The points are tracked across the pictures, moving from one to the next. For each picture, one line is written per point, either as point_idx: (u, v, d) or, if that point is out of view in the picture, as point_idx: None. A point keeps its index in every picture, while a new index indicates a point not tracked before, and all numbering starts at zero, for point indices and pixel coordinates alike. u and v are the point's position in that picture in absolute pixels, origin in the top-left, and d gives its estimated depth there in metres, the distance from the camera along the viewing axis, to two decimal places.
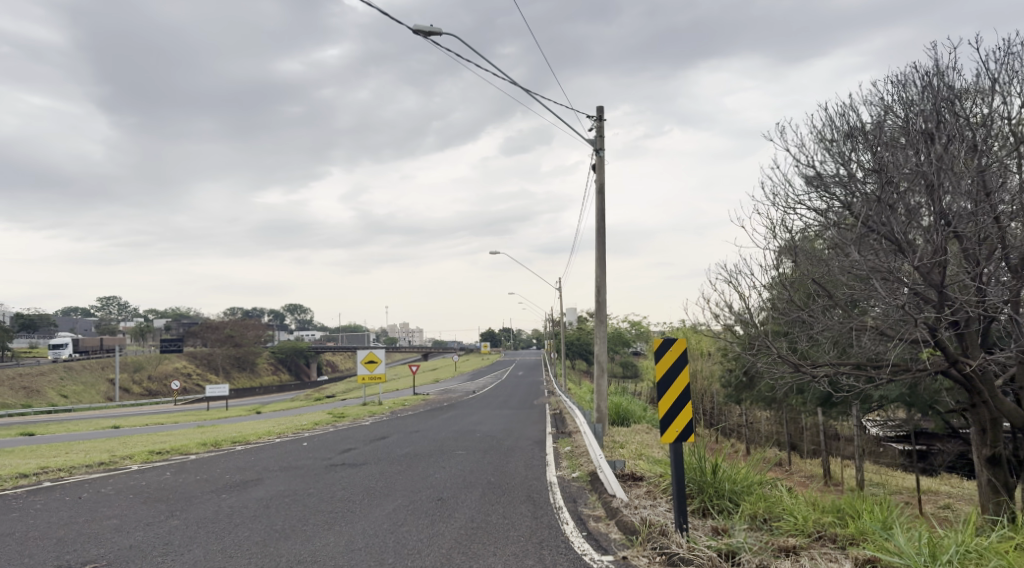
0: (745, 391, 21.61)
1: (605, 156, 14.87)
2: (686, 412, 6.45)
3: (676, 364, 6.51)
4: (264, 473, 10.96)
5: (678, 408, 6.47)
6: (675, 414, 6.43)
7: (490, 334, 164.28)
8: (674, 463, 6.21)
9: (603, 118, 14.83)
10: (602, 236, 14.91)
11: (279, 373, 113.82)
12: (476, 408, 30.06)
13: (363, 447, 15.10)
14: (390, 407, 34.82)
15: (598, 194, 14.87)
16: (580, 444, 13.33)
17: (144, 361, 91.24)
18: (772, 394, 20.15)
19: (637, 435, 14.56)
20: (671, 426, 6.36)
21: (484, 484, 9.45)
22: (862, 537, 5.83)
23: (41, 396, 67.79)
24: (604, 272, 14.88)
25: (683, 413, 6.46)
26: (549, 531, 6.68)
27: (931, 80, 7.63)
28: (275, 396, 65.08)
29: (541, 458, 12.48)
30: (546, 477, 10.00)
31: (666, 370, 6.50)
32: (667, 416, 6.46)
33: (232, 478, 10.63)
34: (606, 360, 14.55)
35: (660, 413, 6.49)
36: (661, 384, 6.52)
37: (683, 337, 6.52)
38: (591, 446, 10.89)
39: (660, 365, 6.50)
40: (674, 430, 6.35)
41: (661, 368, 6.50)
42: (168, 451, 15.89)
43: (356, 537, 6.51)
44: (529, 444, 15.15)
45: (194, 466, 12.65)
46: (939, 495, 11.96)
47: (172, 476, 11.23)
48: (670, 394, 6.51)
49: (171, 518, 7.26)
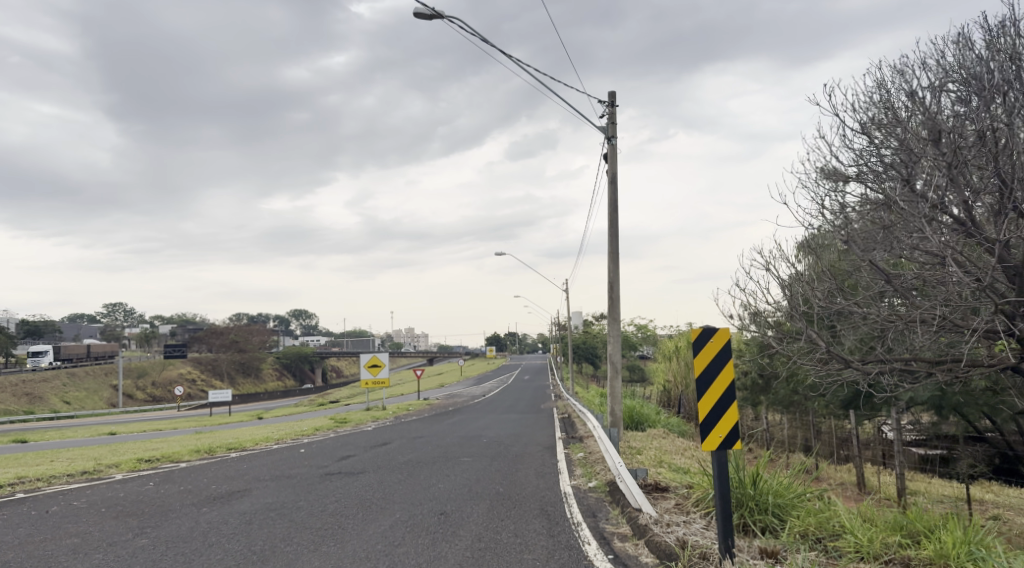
0: (762, 393, 20.70)
1: (617, 144, 14.03)
2: (730, 414, 5.64)
3: (719, 358, 5.70)
4: (253, 483, 10.11)
5: (722, 409, 5.67)
6: (720, 417, 5.63)
7: (496, 339, 163.16)
8: (717, 475, 5.43)
9: (615, 104, 14.00)
10: (614, 229, 14.06)
11: (284, 379, 113.12)
12: (482, 412, 29.22)
13: (363, 454, 14.26)
14: (394, 412, 33.96)
15: (610, 184, 14.03)
16: (595, 451, 12.48)
17: (149, 367, 90.65)
18: (790, 397, 19.24)
19: (655, 440, 13.69)
20: (714, 431, 5.59)
21: (492, 495, 8.62)
22: (945, 563, 5.04)
23: (43, 403, 67.16)
24: (616, 267, 14.02)
25: (726, 416, 5.65)
26: (568, 551, 5.86)
27: (994, 40, 6.89)
28: (279, 402, 64.30)
29: (553, 465, 11.63)
30: (560, 487, 9.16)
31: (708, 365, 5.69)
32: (708, 419, 5.67)
33: (217, 490, 9.79)
34: (620, 360, 13.68)
35: (700, 415, 5.70)
36: (702, 380, 5.71)
37: (728, 326, 5.69)
38: (608, 452, 10.03)
39: (702, 359, 5.70)
40: (716, 436, 5.59)
41: (703, 361, 5.69)
42: (157, 459, 15.06)
43: (345, 561, 5.68)
44: (539, 450, 14.29)
45: (180, 475, 11.83)
46: (986, 504, 11.07)
47: (155, 486, 10.40)
48: (714, 392, 5.70)
49: (139, 537, 6.44)
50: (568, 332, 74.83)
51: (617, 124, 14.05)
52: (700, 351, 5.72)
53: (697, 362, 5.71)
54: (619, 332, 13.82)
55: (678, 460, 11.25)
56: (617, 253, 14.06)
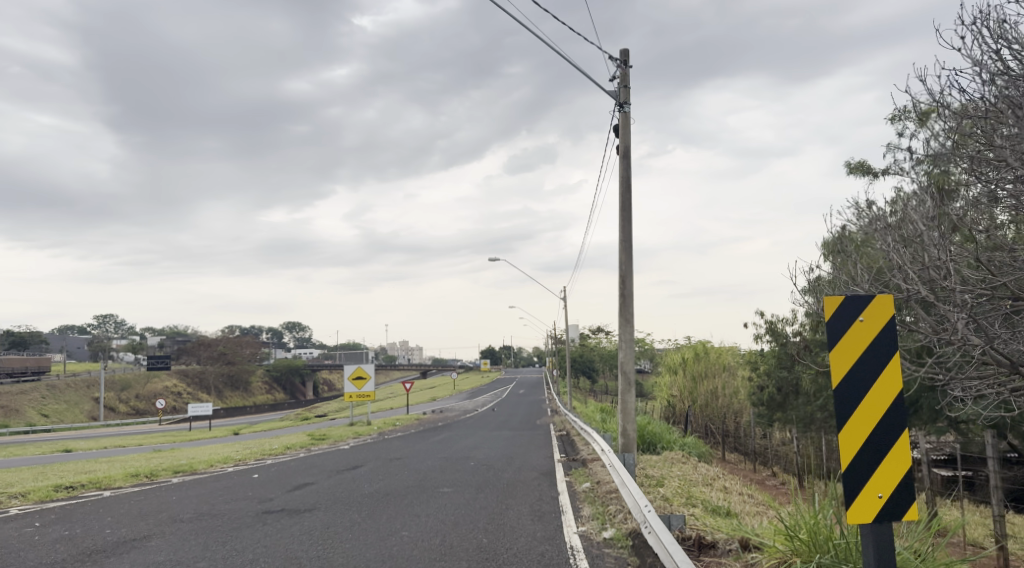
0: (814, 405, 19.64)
1: (630, 112, 11.80)
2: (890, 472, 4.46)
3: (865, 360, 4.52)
4: (164, 527, 7.76)
5: (885, 441, 4.48)
6: (878, 465, 4.45)
7: (491, 351, 160.29)
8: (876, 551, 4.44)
9: (627, 64, 11.79)
10: (626, 214, 11.82)
11: (274, 393, 110.40)
12: (475, 428, 27.10)
13: (325, 481, 11.92)
14: (380, 427, 31.80)
15: (623, 158, 11.80)
16: (602, 481, 10.25)
17: (132, 380, 87.77)
18: None
19: (677, 467, 11.34)
20: (872, 490, 4.40)
21: (470, 553, 6.29)
22: None
23: (19, 417, 64.37)
24: (628, 258, 11.75)
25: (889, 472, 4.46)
26: None
27: None
28: (264, 416, 61.76)
29: (552, 500, 9.35)
30: (563, 538, 6.87)
31: (854, 373, 4.51)
32: (853, 469, 4.47)
33: (114, 537, 7.42)
34: (633, 371, 11.36)
35: (841, 463, 4.47)
36: (847, 395, 4.53)
37: (883, 299, 4.50)
38: (626, 490, 7.73)
39: (844, 355, 4.52)
40: (878, 497, 4.41)
41: (847, 364, 4.50)
42: (79, 486, 12.59)
43: None
44: (534, 476, 12.05)
45: (87, 510, 9.42)
46: None
47: (36, 528, 7.98)
48: (865, 417, 4.52)
49: None
50: (564, 346, 72.25)
51: (630, 88, 11.83)
52: (839, 342, 4.53)
53: (836, 369, 4.50)
54: (632, 336, 11.54)
55: (713, 497, 9.00)
56: (629, 243, 11.81)
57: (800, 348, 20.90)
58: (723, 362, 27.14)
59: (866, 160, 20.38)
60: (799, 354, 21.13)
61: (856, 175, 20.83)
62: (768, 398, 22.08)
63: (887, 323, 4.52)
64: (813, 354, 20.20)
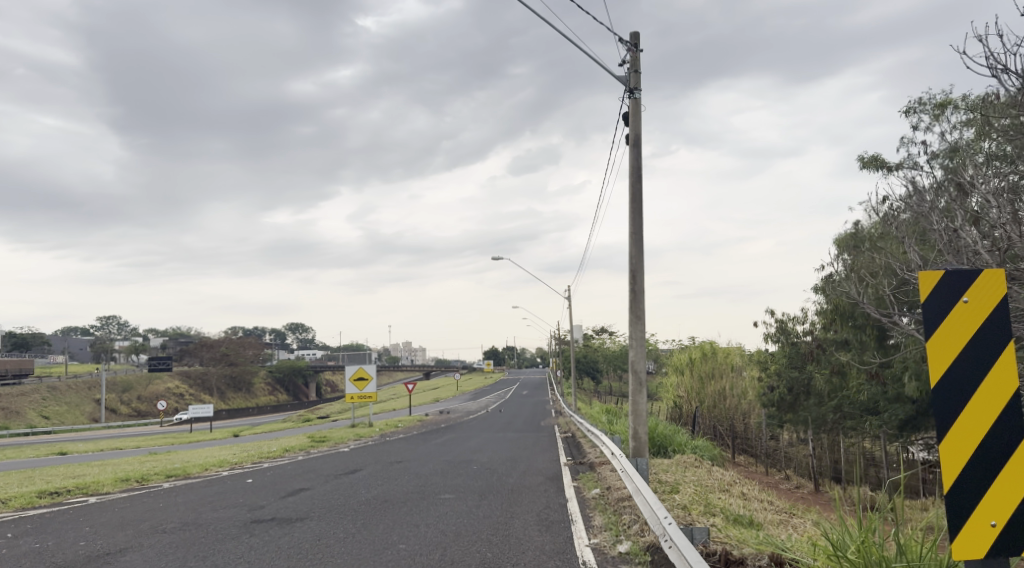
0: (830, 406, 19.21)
1: (641, 98, 11.24)
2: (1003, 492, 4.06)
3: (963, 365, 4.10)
4: (142, 540, 7.24)
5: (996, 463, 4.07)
6: (987, 490, 4.06)
7: (493, 352, 159.58)
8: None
9: (637, 47, 11.26)
10: (637, 206, 11.27)
11: (277, 395, 109.89)
12: (478, 430, 26.53)
13: (320, 487, 11.34)
14: (381, 429, 31.25)
15: (633, 147, 11.26)
16: (614, 487, 9.71)
17: (134, 381, 87.40)
18: (863, 404, 17.33)
19: (691, 472, 10.77)
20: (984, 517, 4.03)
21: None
22: None
23: (19, 419, 63.92)
24: (639, 253, 11.20)
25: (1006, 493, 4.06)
26: None
27: None
28: (265, 418, 61.26)
29: (561, 508, 8.81)
30: (574, 553, 6.25)
31: (954, 382, 4.09)
32: (959, 487, 4.08)
33: (89, 551, 6.91)
34: (645, 372, 10.81)
35: (946, 483, 4.09)
36: (952, 403, 4.11)
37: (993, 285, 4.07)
38: (642, 499, 7.16)
39: (938, 361, 4.11)
40: (991, 527, 4.03)
41: (943, 367, 4.10)
42: (64, 492, 12.03)
43: None
44: (540, 481, 11.49)
45: (66, 519, 8.91)
46: None
47: (6, 541, 7.43)
48: (969, 435, 4.09)
49: None
50: (568, 347, 71.67)
51: (640, 73, 11.28)
52: (930, 343, 4.13)
53: (932, 372, 4.11)
54: (643, 335, 10.99)
55: (730, 504, 8.45)
56: (640, 237, 11.24)
57: (810, 348, 20.33)
58: (731, 362, 26.59)
59: (879, 153, 19.83)
60: (810, 354, 20.58)
61: (870, 169, 20.27)
62: (778, 399, 21.57)
63: (996, 312, 4.07)
64: (825, 353, 19.67)
